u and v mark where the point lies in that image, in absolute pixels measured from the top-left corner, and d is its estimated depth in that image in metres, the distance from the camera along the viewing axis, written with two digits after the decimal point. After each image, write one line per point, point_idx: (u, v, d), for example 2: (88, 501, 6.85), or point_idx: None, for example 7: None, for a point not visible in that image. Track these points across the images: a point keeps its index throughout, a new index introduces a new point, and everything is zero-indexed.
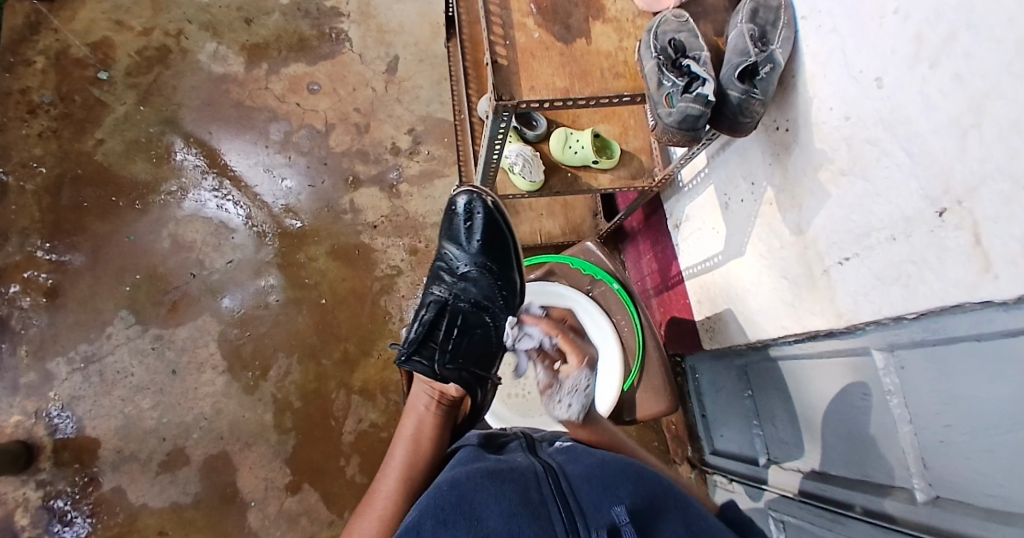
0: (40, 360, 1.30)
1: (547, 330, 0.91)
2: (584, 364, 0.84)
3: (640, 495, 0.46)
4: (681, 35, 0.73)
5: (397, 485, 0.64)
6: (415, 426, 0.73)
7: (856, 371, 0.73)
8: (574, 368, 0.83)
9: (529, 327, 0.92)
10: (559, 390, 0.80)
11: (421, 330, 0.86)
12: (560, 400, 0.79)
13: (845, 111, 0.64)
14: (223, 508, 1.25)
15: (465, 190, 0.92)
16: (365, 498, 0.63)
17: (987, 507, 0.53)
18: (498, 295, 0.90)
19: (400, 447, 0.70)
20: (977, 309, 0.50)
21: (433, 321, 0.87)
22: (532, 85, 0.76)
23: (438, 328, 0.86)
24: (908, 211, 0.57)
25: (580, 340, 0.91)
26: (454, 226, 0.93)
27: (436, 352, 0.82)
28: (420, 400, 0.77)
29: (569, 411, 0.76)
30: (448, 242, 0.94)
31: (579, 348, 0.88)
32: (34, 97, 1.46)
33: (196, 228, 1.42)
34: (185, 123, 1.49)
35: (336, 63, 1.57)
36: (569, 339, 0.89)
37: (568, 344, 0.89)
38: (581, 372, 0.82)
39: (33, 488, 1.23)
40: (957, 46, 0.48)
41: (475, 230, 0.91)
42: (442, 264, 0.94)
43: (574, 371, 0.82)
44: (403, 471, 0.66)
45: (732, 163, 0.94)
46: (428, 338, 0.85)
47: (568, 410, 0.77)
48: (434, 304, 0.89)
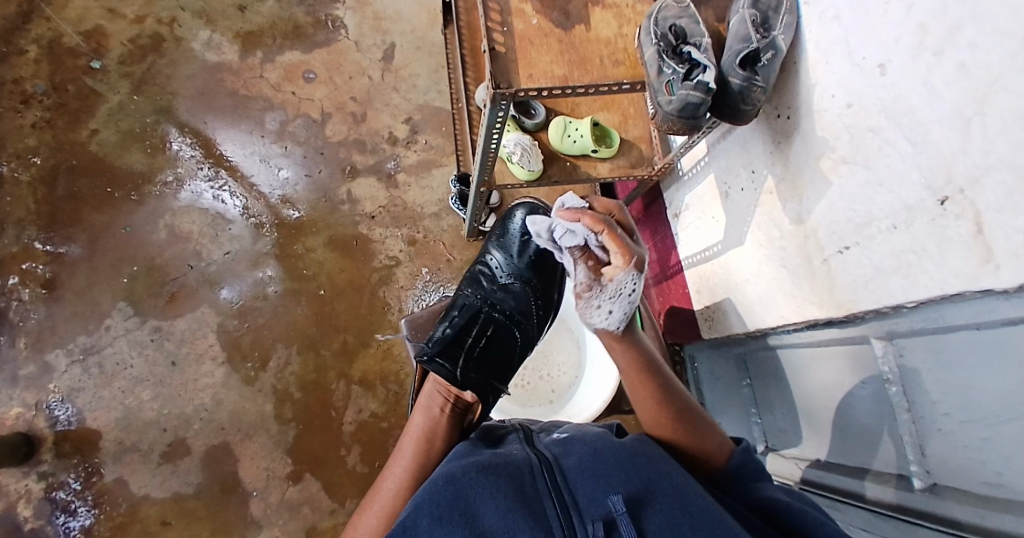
0: (39, 352, 1.30)
1: (592, 227, 0.69)
2: (635, 266, 0.68)
3: (634, 485, 0.46)
4: (682, 21, 0.72)
5: (402, 484, 0.66)
6: (425, 428, 0.72)
7: (855, 360, 0.73)
8: (618, 269, 0.69)
9: (566, 214, 0.72)
10: (597, 291, 0.72)
11: (451, 332, 0.86)
12: (598, 301, 0.72)
13: (848, 99, 0.63)
14: (224, 498, 1.26)
15: (524, 204, 0.92)
16: (369, 494, 0.66)
17: (986, 494, 0.53)
18: (532, 311, 0.90)
19: (409, 447, 0.70)
20: (977, 299, 0.50)
21: (463, 325, 0.87)
22: (530, 73, 0.74)
23: (468, 332, 0.86)
24: (909, 200, 0.56)
25: (633, 238, 0.71)
26: (503, 234, 0.92)
27: (461, 357, 0.82)
28: (433, 400, 0.75)
29: (608, 317, 0.72)
30: (493, 249, 0.94)
31: (628, 249, 0.69)
32: (26, 86, 1.44)
33: (192, 219, 1.41)
34: (180, 113, 1.47)
35: (332, 51, 1.55)
36: (620, 239, 0.68)
37: (616, 244, 0.69)
38: (625, 276, 0.69)
39: (35, 480, 1.23)
40: (962, 36, 0.47)
41: (522, 243, 0.90)
42: (482, 269, 0.93)
43: (619, 272, 0.69)
44: (408, 475, 0.67)
45: (732, 151, 0.93)
46: (457, 342, 0.85)
47: (607, 315, 0.72)
48: (468, 308, 0.89)
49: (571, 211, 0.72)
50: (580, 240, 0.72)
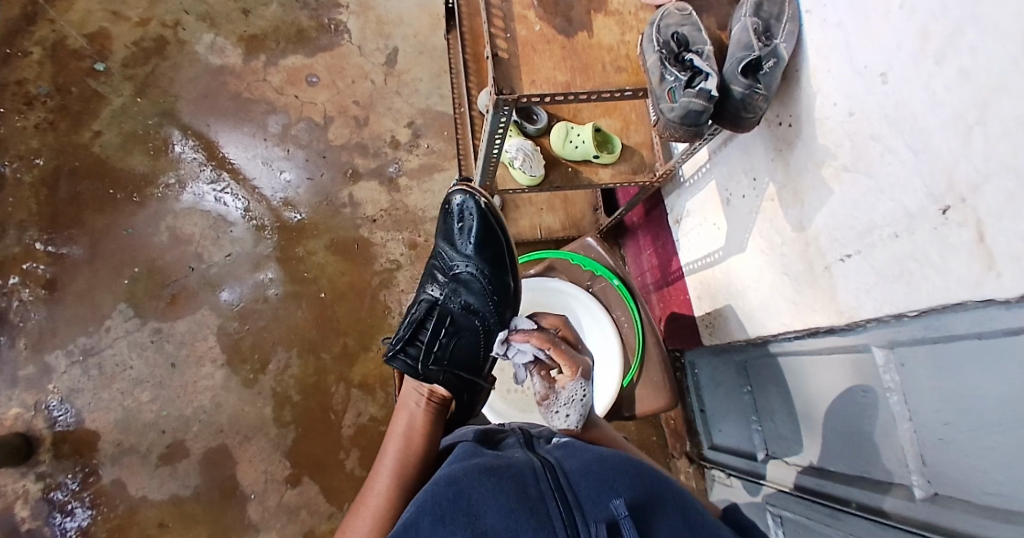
0: (39, 353, 1.30)
1: (538, 345, 0.75)
2: (582, 376, 0.73)
3: (637, 491, 0.46)
4: (684, 29, 0.72)
5: (391, 483, 0.65)
6: (406, 424, 0.74)
7: (856, 368, 0.73)
8: (567, 380, 0.73)
9: (517, 336, 0.78)
10: (554, 398, 0.73)
11: (410, 330, 0.86)
12: (554, 409, 0.73)
13: (849, 106, 0.64)
14: (223, 501, 1.25)
15: (460, 190, 0.89)
16: (359, 499, 0.64)
17: (986, 504, 0.53)
18: (490, 299, 0.86)
19: (392, 444, 0.71)
20: (979, 306, 0.50)
21: (421, 321, 0.86)
22: (533, 79, 0.75)
23: (426, 328, 0.85)
24: (911, 208, 0.56)
25: (578, 354, 0.76)
26: (449, 226, 0.89)
27: (420, 353, 0.82)
28: (410, 398, 0.78)
29: (564, 424, 0.72)
30: (443, 242, 0.91)
31: (573, 360, 0.74)
32: (30, 88, 1.44)
33: (194, 222, 1.42)
34: (183, 115, 1.48)
35: (334, 55, 1.56)
36: (563, 353, 0.74)
37: (561, 358, 0.74)
38: (575, 383, 0.72)
39: (33, 481, 1.23)
40: (964, 42, 0.47)
41: (469, 230, 0.87)
42: (437, 263, 0.91)
43: (568, 382, 0.73)
44: (397, 469, 0.67)
45: (734, 158, 0.93)
46: (415, 339, 0.84)
47: (565, 420, 0.73)
48: (424, 305, 0.88)
49: (520, 335, 0.77)
50: (528, 357, 0.77)
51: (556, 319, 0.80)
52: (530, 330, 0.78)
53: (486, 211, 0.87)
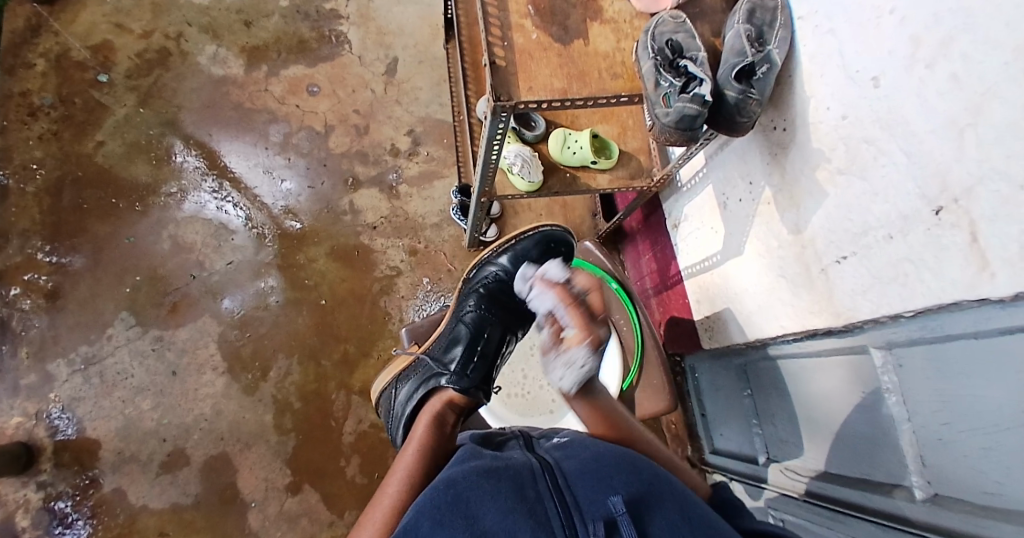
0: (40, 361, 1.30)
1: (558, 300, 0.76)
2: (587, 344, 0.70)
3: (634, 487, 0.46)
4: (678, 36, 0.74)
5: (404, 487, 0.64)
6: (425, 437, 0.73)
7: (856, 368, 0.73)
8: (572, 344, 0.71)
9: (545, 285, 0.80)
10: (554, 356, 0.73)
11: (459, 340, 0.88)
12: (551, 365, 0.73)
13: (843, 110, 0.65)
14: (223, 509, 1.25)
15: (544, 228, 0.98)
16: (373, 498, 0.64)
17: (985, 504, 0.54)
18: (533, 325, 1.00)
19: (407, 454, 0.70)
20: (974, 306, 0.51)
21: (471, 334, 0.89)
22: (530, 85, 0.76)
23: (477, 341, 0.88)
24: (905, 210, 0.57)
25: (595, 322, 0.73)
26: (524, 254, 0.97)
27: (473, 366, 0.85)
28: (441, 417, 0.78)
29: (561, 381, 0.73)
30: (505, 262, 0.97)
31: (588, 327, 0.72)
32: (34, 99, 1.46)
33: (196, 230, 1.43)
34: (185, 125, 1.49)
35: (335, 65, 1.57)
36: (581, 319, 0.72)
37: (576, 320, 0.73)
38: (578, 349, 0.70)
39: (34, 490, 1.23)
40: (956, 48, 0.48)
41: (523, 253, 0.96)
42: (497, 283, 0.96)
43: (573, 345, 0.71)
44: (407, 476, 0.66)
45: (730, 163, 0.94)
46: (467, 351, 0.87)
47: (560, 379, 0.73)
48: (475, 316, 0.91)
49: (550, 283, 0.80)
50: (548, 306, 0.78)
51: (591, 282, 0.79)
52: (562, 283, 0.79)
53: (546, 240, 0.98)
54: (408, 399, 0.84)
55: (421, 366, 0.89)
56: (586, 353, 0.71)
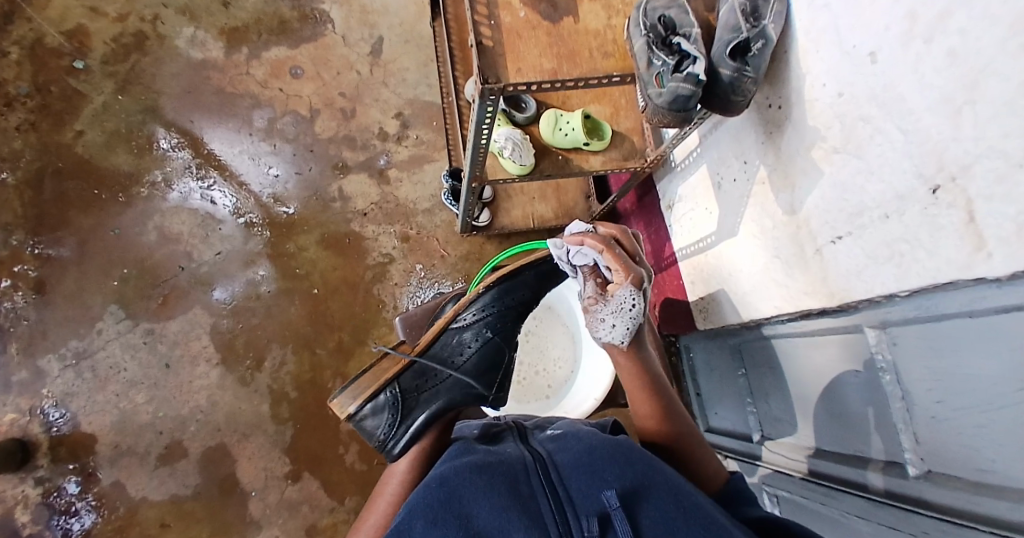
0: (31, 357, 1.29)
1: (595, 247, 0.71)
2: (633, 283, 0.68)
3: (629, 479, 0.46)
4: (670, 12, 0.71)
5: (405, 475, 0.66)
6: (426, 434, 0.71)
7: (850, 348, 0.72)
8: (617, 287, 0.69)
9: (571, 238, 0.74)
10: (602, 305, 0.70)
11: (481, 350, 0.76)
12: (598, 314, 0.70)
13: (838, 87, 0.63)
14: (223, 499, 1.25)
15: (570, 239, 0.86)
16: (377, 486, 0.67)
17: (978, 481, 0.54)
18: None
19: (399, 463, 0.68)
20: (970, 286, 0.50)
21: (497, 345, 0.77)
22: (519, 67, 0.73)
23: (503, 353, 0.78)
24: (901, 188, 0.56)
25: (633, 262, 0.70)
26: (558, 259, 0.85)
27: (496, 380, 0.78)
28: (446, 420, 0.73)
29: (610, 332, 0.69)
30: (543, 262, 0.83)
31: (628, 267, 0.69)
32: (9, 88, 1.41)
33: (182, 220, 1.40)
34: (166, 112, 1.45)
35: (318, 46, 1.53)
36: (619, 260, 0.69)
37: (615, 263, 0.70)
38: (625, 289, 0.68)
39: (32, 485, 1.23)
40: (952, 23, 0.47)
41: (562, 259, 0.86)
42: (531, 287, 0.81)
43: (619, 287, 0.69)
44: (406, 471, 0.66)
45: (724, 142, 0.93)
46: (492, 364, 0.76)
47: (610, 331, 0.69)
48: (505, 323, 0.78)
49: (578, 235, 0.74)
50: (585, 258, 0.73)
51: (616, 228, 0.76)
52: (589, 234, 0.74)
53: None
54: (417, 410, 0.71)
55: (431, 377, 0.74)
56: (635, 293, 0.68)
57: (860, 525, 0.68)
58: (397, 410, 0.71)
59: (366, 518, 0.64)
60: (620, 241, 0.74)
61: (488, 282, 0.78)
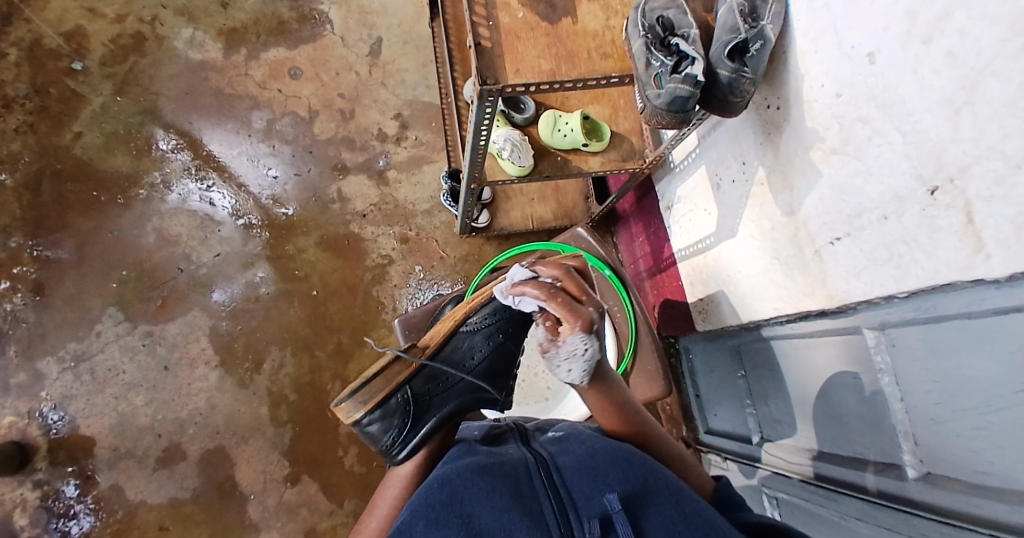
0: (30, 359, 1.28)
1: (536, 296, 0.61)
2: (580, 330, 0.57)
3: (631, 482, 0.46)
4: (669, 12, 0.71)
5: (406, 479, 0.65)
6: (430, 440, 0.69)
7: (849, 350, 0.72)
8: (565, 335, 0.58)
9: (515, 287, 0.65)
10: (554, 352, 0.60)
11: (491, 353, 0.75)
12: (552, 360, 0.61)
13: (837, 88, 0.63)
14: (222, 502, 1.25)
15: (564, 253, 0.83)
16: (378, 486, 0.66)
17: (977, 484, 0.54)
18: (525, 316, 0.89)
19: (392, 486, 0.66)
20: (969, 287, 0.50)
21: (505, 348, 0.77)
22: (517, 68, 0.73)
23: (509, 357, 0.78)
24: (899, 190, 0.56)
25: (580, 303, 0.59)
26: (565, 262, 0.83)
27: (503, 380, 0.78)
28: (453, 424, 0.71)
29: (569, 375, 0.61)
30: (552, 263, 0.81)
31: (574, 311, 0.58)
32: (7, 90, 1.41)
33: (180, 221, 1.40)
34: (165, 113, 1.45)
35: (317, 47, 1.53)
36: (563, 306, 0.58)
37: (559, 309, 0.59)
38: (573, 337, 0.58)
39: (30, 488, 1.22)
40: (951, 24, 0.46)
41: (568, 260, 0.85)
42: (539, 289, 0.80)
43: (567, 337, 0.58)
44: (408, 477, 0.65)
45: (723, 143, 0.92)
46: (500, 365, 0.77)
47: (568, 375, 0.61)
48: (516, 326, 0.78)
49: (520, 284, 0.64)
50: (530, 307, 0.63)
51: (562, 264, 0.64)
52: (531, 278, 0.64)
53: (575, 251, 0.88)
54: (428, 416, 0.68)
55: (441, 380, 0.71)
56: (586, 338, 0.58)
57: (859, 527, 0.68)
58: (407, 415, 0.67)
59: (365, 519, 0.64)
60: (564, 281, 0.61)
61: (498, 285, 0.76)
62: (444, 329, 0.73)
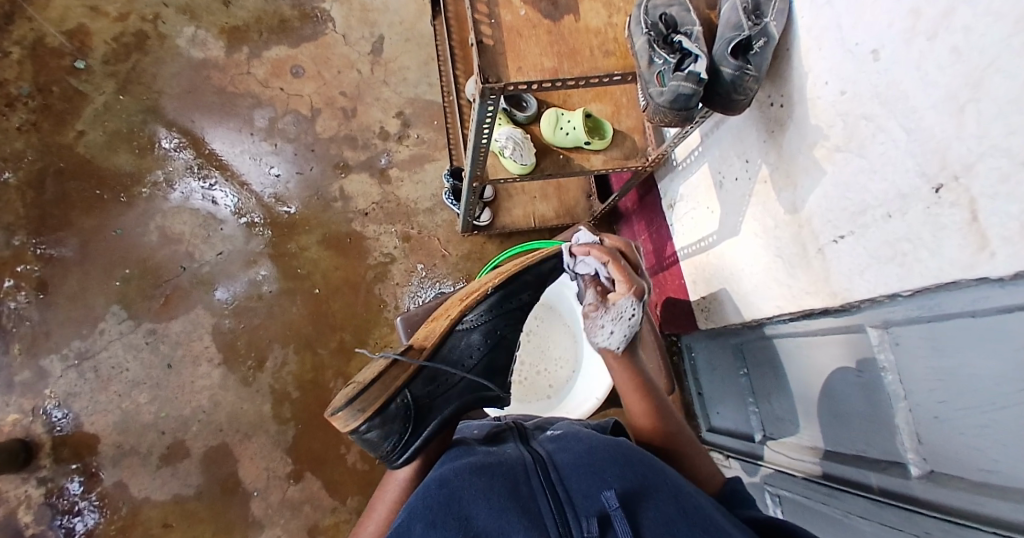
0: (33, 357, 1.29)
1: (602, 258, 0.74)
2: (633, 295, 0.70)
3: (629, 480, 0.46)
4: (672, 10, 0.71)
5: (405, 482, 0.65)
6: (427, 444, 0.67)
7: (852, 349, 0.72)
8: (618, 297, 0.71)
9: (578, 251, 0.77)
10: (601, 313, 0.73)
11: (488, 350, 0.76)
12: (598, 319, 0.73)
13: (841, 85, 0.63)
14: (226, 499, 1.25)
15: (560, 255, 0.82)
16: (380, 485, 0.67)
17: (981, 482, 0.54)
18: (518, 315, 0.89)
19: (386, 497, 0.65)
20: (973, 286, 0.50)
21: (499, 344, 0.77)
22: (519, 66, 0.73)
23: (505, 353, 0.78)
24: (904, 188, 0.56)
25: (635, 275, 0.73)
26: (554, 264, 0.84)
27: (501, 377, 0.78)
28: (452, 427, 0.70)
29: (609, 337, 0.72)
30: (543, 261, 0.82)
31: (630, 279, 0.72)
32: (10, 89, 1.41)
33: (183, 220, 1.40)
34: (167, 112, 1.45)
35: (319, 45, 1.53)
36: (624, 271, 0.72)
37: (619, 274, 0.73)
38: (625, 300, 0.70)
39: (35, 485, 1.23)
40: (956, 20, 0.46)
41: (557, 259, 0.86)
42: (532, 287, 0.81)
43: (620, 298, 0.71)
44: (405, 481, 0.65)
45: (726, 140, 0.92)
46: (497, 362, 0.77)
47: (608, 337, 0.72)
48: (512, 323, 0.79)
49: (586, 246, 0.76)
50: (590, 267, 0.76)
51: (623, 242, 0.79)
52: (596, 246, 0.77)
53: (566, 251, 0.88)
54: (428, 419, 0.67)
55: (440, 381, 0.70)
56: (635, 304, 0.71)
57: (861, 525, 0.68)
58: (408, 419, 0.65)
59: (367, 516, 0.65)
60: (627, 253, 0.76)
61: (496, 281, 0.78)
62: (445, 325, 0.73)
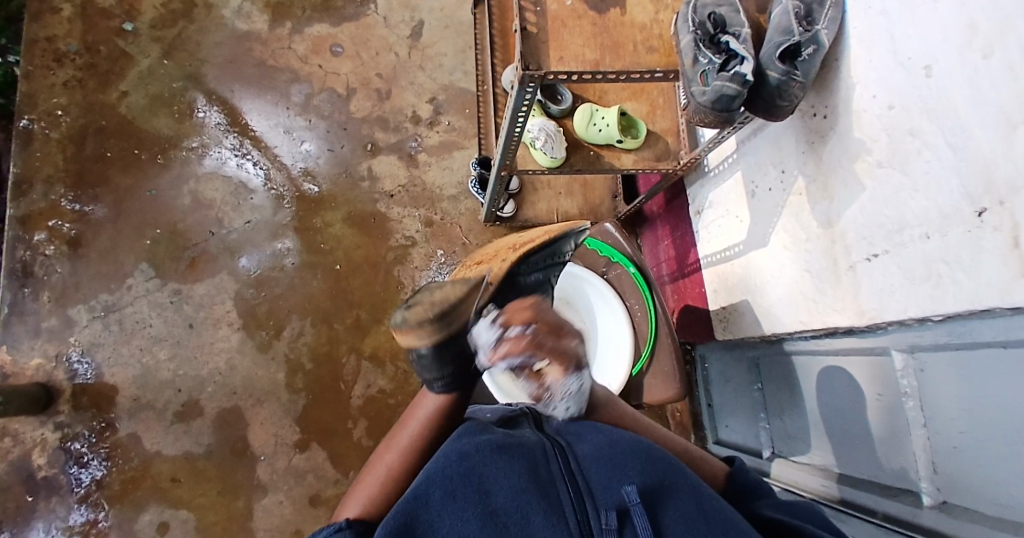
0: (62, 307, 1.33)
1: (519, 348, 0.57)
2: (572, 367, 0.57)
3: (649, 475, 0.46)
4: (721, 10, 0.70)
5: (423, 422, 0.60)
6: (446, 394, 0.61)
7: (874, 370, 0.71)
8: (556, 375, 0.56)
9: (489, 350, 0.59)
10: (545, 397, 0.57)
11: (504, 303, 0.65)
12: (546, 406, 0.58)
13: (889, 99, 0.61)
14: (234, 461, 1.28)
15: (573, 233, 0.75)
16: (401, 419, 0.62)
17: (997, 515, 0.52)
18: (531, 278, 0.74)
19: (408, 431, 0.60)
20: (1007, 314, 0.48)
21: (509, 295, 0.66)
22: (561, 56, 0.73)
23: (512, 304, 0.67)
24: (946, 207, 0.54)
25: (561, 339, 0.58)
26: (555, 247, 0.73)
27: None
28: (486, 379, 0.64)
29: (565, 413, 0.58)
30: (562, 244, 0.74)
31: (561, 351, 0.57)
32: (59, 45, 1.45)
33: (215, 187, 1.43)
34: (208, 79, 1.48)
35: (360, 26, 1.54)
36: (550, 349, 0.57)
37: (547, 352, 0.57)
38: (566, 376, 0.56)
39: (51, 430, 1.27)
40: (1014, 38, 0.45)
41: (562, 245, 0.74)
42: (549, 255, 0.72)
43: (560, 375, 0.56)
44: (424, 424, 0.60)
45: (763, 149, 0.91)
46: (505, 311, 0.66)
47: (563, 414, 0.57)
48: (556, 265, 0.75)
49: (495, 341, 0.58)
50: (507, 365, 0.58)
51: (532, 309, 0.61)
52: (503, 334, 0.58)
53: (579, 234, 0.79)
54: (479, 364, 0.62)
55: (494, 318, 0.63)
56: (577, 373, 0.57)
57: None
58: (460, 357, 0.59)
59: (382, 451, 0.60)
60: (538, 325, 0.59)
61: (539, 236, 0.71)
62: (508, 264, 0.66)
